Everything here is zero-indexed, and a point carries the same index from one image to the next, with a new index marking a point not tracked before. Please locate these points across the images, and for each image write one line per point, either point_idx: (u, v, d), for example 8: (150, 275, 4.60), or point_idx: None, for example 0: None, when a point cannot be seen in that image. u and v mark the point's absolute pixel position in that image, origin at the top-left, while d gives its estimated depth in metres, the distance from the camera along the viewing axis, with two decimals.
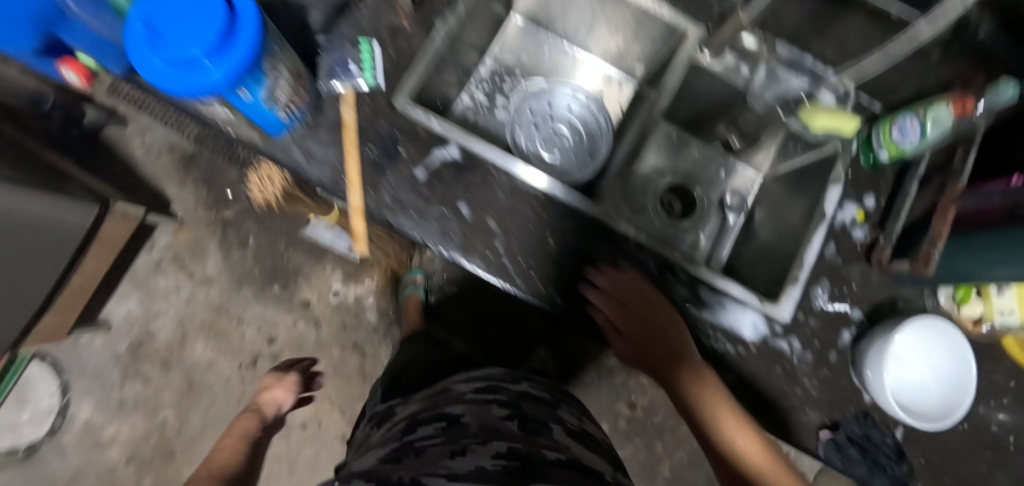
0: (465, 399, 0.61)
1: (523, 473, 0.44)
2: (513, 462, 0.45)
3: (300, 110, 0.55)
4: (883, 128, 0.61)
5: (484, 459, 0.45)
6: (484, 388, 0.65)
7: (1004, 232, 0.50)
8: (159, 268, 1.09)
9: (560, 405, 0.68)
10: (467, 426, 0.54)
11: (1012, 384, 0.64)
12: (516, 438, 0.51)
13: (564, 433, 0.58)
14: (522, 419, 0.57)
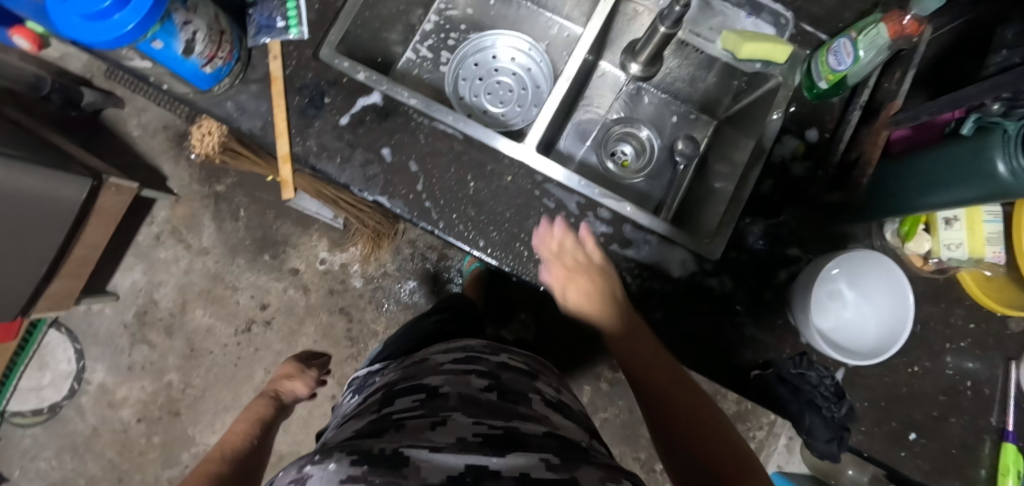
0: (442, 371, 0.52)
1: (499, 444, 0.38)
2: (494, 433, 0.39)
3: (228, 60, 0.58)
4: (822, 56, 0.58)
5: (464, 429, 0.39)
6: (464, 358, 0.55)
7: (939, 152, 0.48)
8: (159, 241, 1.16)
9: (538, 375, 0.58)
10: (448, 398, 0.45)
11: (970, 325, 0.61)
12: (498, 412, 0.43)
13: (542, 402, 0.50)
14: (502, 391, 0.48)
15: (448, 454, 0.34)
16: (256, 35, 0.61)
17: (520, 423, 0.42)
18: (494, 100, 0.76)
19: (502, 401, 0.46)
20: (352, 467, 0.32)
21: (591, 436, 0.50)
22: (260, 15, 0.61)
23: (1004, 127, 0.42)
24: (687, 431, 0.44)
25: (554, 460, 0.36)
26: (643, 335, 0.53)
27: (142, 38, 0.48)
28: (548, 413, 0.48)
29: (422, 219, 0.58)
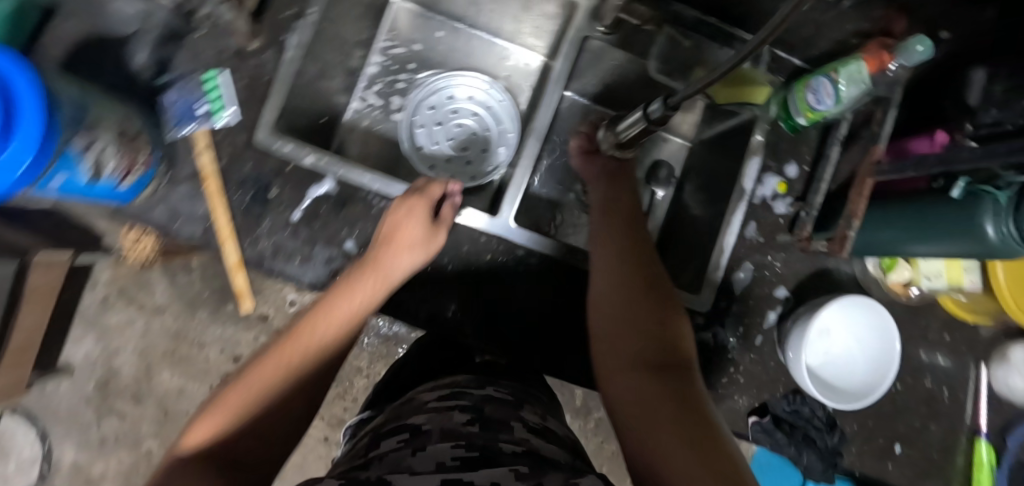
0: (426, 410, 0.44)
1: (474, 465, 0.33)
2: (472, 454, 0.35)
3: (150, 166, 0.50)
4: (799, 91, 0.56)
5: (441, 452, 0.35)
6: (449, 394, 0.46)
7: (923, 202, 0.47)
8: (107, 304, 1.07)
9: (523, 404, 0.48)
10: (428, 435, 0.38)
11: (947, 337, 0.63)
12: (484, 437, 0.37)
13: (525, 429, 0.41)
14: (485, 423, 0.40)
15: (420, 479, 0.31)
16: (177, 125, 0.53)
17: (499, 448, 0.36)
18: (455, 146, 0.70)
19: (482, 432, 0.39)
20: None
21: (578, 462, 0.41)
22: (178, 100, 0.53)
23: (995, 196, 0.42)
24: (654, 357, 0.39)
25: (524, 469, 0.33)
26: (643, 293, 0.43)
27: (41, 177, 0.41)
28: (532, 439, 0.40)
29: (402, 313, 0.56)
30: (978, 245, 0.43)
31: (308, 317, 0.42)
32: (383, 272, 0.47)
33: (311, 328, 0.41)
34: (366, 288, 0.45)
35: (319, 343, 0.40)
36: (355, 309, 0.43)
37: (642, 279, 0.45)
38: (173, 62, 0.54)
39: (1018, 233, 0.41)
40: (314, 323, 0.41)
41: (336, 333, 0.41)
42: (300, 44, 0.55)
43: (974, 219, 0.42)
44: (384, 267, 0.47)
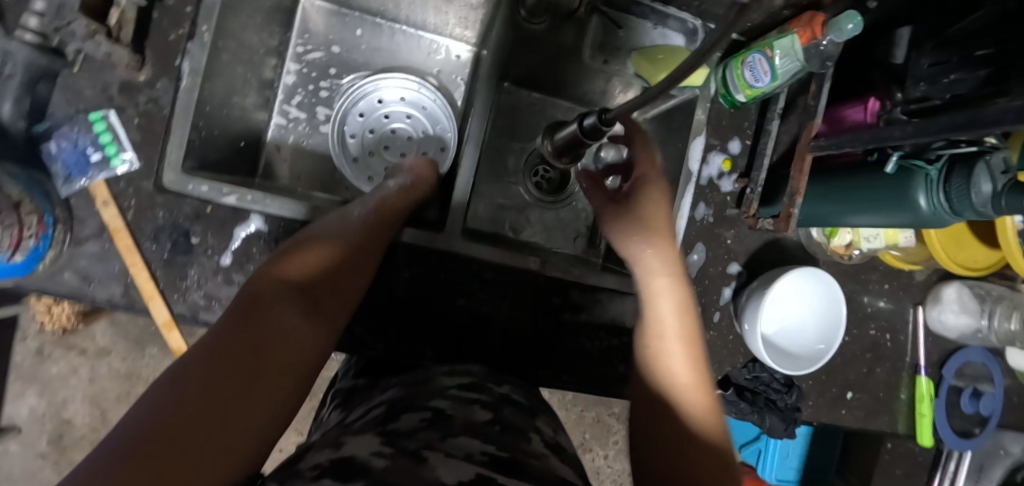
0: (446, 394, 0.44)
1: (506, 467, 0.34)
2: (502, 453, 0.36)
3: (43, 232, 0.44)
4: (736, 67, 0.55)
5: (472, 444, 0.36)
6: (468, 384, 0.47)
7: (862, 173, 0.48)
8: (43, 355, 0.99)
9: (538, 413, 0.47)
10: (451, 423, 0.39)
11: (886, 285, 0.67)
12: (505, 444, 0.38)
13: (544, 443, 0.41)
14: (506, 426, 0.41)
15: (457, 464, 0.33)
16: (68, 177, 0.47)
17: (527, 459, 0.36)
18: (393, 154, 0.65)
19: (503, 433, 0.39)
20: (373, 452, 0.33)
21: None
22: (64, 150, 0.47)
23: (926, 170, 0.43)
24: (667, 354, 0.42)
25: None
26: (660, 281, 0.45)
27: None
28: (552, 454, 0.40)
29: (354, 347, 0.52)
30: (912, 216, 0.45)
31: (308, 244, 0.42)
32: (387, 212, 0.48)
33: (323, 246, 0.42)
34: (363, 240, 0.45)
35: (334, 260, 0.42)
36: (361, 253, 0.44)
37: (687, 332, 0.43)
38: (48, 106, 0.47)
39: (947, 203, 0.42)
40: (307, 245, 0.42)
41: (349, 260, 0.43)
42: (196, 69, 0.49)
43: (910, 192, 0.43)
44: (388, 208, 0.49)
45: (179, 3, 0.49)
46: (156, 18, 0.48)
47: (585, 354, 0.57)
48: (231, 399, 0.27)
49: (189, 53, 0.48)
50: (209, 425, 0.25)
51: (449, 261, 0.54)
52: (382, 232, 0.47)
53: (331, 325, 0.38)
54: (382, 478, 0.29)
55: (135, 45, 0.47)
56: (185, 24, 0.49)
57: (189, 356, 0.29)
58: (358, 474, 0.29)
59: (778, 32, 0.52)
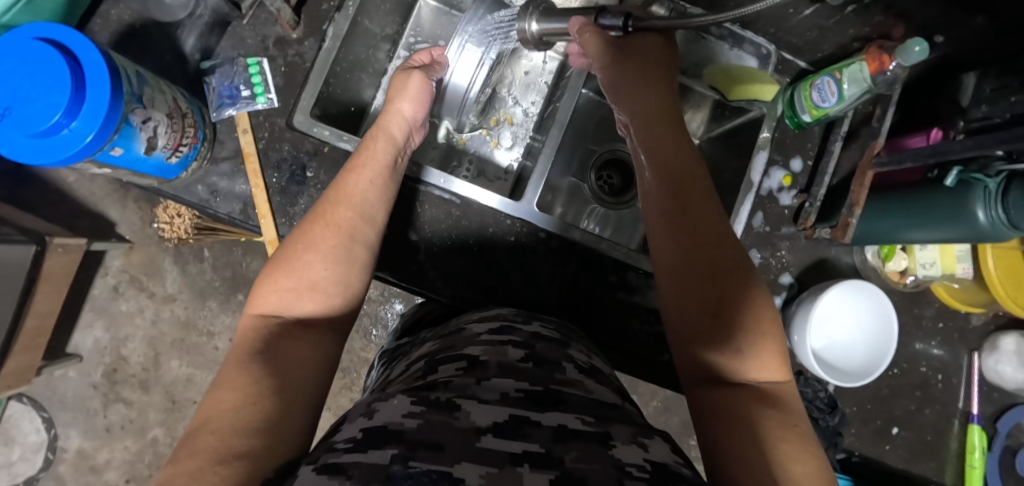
0: (479, 341, 0.47)
1: (539, 402, 0.37)
2: (533, 388, 0.39)
3: (195, 144, 0.52)
4: (804, 90, 0.60)
5: (505, 383, 0.38)
6: (498, 328, 0.50)
7: (920, 192, 0.51)
8: (118, 292, 1.08)
9: (570, 342, 0.52)
10: (485, 368, 0.41)
11: (940, 324, 0.67)
12: (536, 377, 0.41)
13: (577, 370, 0.45)
14: (538, 360, 0.44)
15: (490, 407, 0.35)
16: (220, 107, 0.56)
17: (561, 388, 0.40)
18: (484, 96, 0.66)
19: (537, 370, 0.42)
20: (407, 411, 0.33)
21: (626, 401, 0.44)
22: (222, 85, 0.56)
23: (986, 183, 0.46)
24: (701, 280, 0.40)
25: (589, 417, 0.36)
26: (692, 205, 0.43)
27: (102, 147, 0.43)
28: (583, 380, 0.43)
29: (428, 288, 0.59)
30: (970, 229, 0.48)
31: (273, 271, 0.44)
32: (354, 196, 0.49)
33: (284, 267, 0.43)
34: (326, 236, 0.46)
35: (303, 261, 0.44)
36: (328, 254, 0.45)
37: (706, 216, 0.42)
38: (216, 48, 0.56)
39: (1005, 218, 0.46)
40: (270, 274, 0.43)
41: (323, 267, 0.44)
42: (338, 34, 0.57)
43: (969, 203, 0.47)
44: (355, 197, 0.49)
45: None
46: None
47: (634, 337, 0.60)
48: (275, 416, 0.33)
49: (335, 20, 0.57)
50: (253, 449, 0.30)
51: (483, 233, 0.60)
52: (353, 221, 0.48)
53: (320, 343, 0.41)
54: (416, 437, 0.30)
55: (295, 8, 0.57)
56: None
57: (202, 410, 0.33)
58: (396, 435, 0.30)
59: (846, 61, 0.58)
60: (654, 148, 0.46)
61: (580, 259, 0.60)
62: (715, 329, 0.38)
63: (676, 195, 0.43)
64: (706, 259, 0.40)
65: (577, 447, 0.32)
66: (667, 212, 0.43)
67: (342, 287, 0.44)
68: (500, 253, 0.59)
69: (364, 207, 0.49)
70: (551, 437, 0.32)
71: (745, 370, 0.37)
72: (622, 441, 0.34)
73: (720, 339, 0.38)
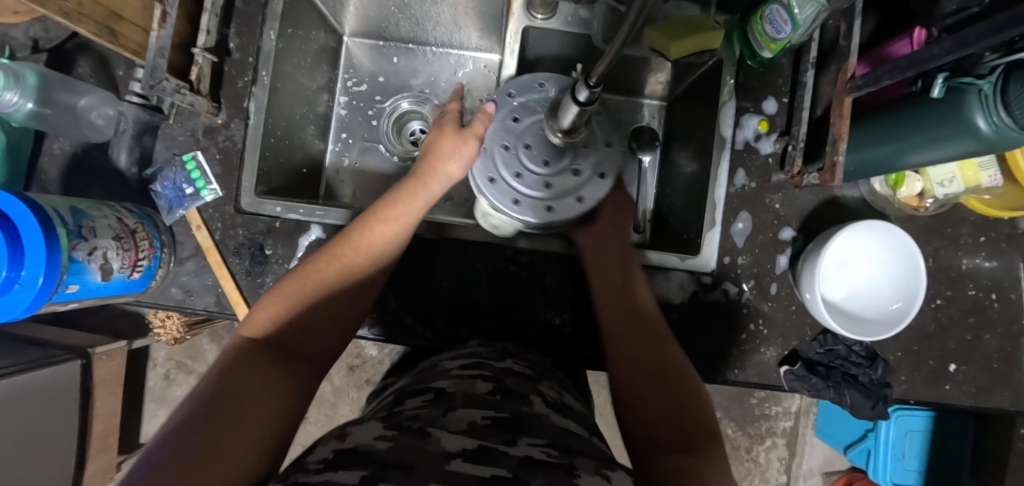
0: (451, 374, 0.46)
1: (507, 429, 0.37)
2: (501, 415, 0.39)
3: (153, 253, 0.53)
4: (758, 24, 0.54)
5: (472, 412, 0.39)
6: (471, 363, 0.49)
7: (905, 107, 0.45)
8: (170, 379, 1.10)
9: (541, 379, 0.50)
10: (452, 398, 0.41)
11: (982, 239, 0.60)
12: (500, 406, 0.41)
13: (544, 404, 0.43)
14: (507, 393, 0.43)
15: (461, 435, 0.35)
16: (170, 209, 0.56)
17: (528, 417, 0.40)
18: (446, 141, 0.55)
19: (503, 403, 0.41)
20: (379, 435, 0.34)
21: (594, 437, 0.43)
22: (165, 188, 0.56)
23: (978, 86, 0.39)
24: (672, 374, 0.46)
25: (554, 450, 0.35)
26: (659, 328, 0.50)
27: (57, 287, 0.46)
28: (550, 414, 0.42)
29: (411, 336, 0.57)
30: (969, 141, 0.41)
31: (284, 283, 0.46)
32: (364, 242, 0.49)
33: (291, 297, 0.45)
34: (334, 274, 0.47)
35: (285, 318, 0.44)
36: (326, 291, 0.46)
37: (648, 329, 0.50)
38: (152, 151, 0.57)
39: (1013, 122, 0.38)
40: (301, 279, 0.46)
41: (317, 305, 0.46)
42: (260, 107, 0.57)
43: (963, 110, 0.40)
44: (367, 244, 0.49)
45: (242, 55, 0.57)
46: (228, 68, 0.57)
47: None
48: (215, 444, 0.32)
49: (254, 95, 0.57)
50: (206, 471, 0.30)
51: (450, 270, 0.58)
52: (348, 256, 0.48)
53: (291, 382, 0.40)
54: (385, 459, 0.30)
55: (212, 95, 0.57)
56: (249, 71, 0.57)
57: (164, 442, 0.31)
58: (367, 457, 0.31)
59: None
60: (634, 294, 0.52)
61: (557, 268, 0.58)
62: (684, 400, 0.44)
63: (649, 321, 0.50)
64: (671, 363, 0.47)
65: (541, 473, 0.31)
66: (639, 336, 0.49)
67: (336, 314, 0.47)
68: (473, 284, 0.58)
69: (382, 257, 0.49)
70: (518, 465, 0.32)
71: (690, 428, 0.42)
72: (586, 471, 0.33)
73: (677, 401, 0.44)
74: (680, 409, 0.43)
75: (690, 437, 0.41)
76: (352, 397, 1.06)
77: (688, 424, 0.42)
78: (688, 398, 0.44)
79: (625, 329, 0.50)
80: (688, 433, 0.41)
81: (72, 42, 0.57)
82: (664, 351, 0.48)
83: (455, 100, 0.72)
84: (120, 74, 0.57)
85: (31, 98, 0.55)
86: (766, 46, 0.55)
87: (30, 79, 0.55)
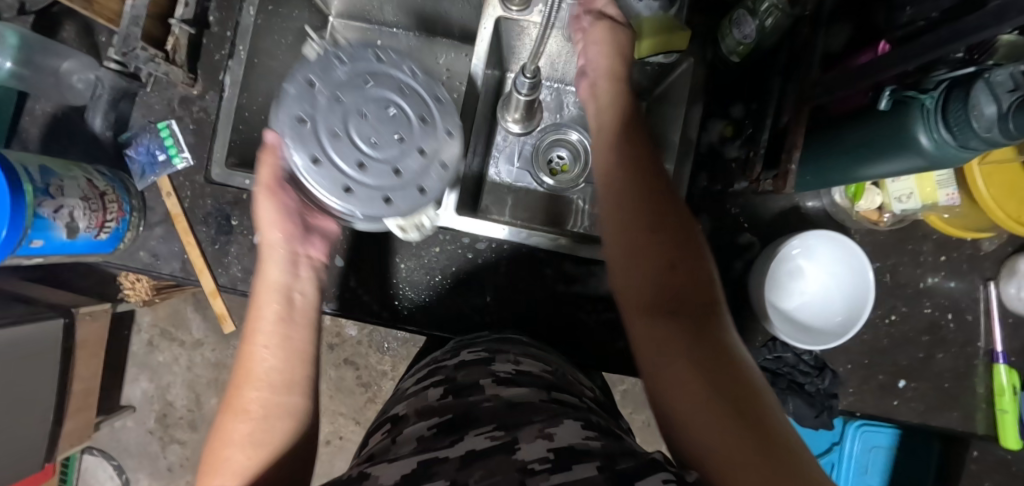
0: (406, 394, 0.42)
1: (452, 431, 0.32)
2: (446, 419, 0.33)
3: (122, 216, 0.55)
4: (727, 29, 0.56)
5: (419, 426, 0.33)
6: (423, 374, 0.45)
7: (853, 123, 0.46)
8: (153, 345, 1.10)
9: (497, 355, 0.44)
10: (405, 418, 0.36)
11: (942, 258, 0.60)
12: (444, 407, 0.35)
13: (494, 383, 0.37)
14: (455, 388, 0.37)
15: (400, 462, 0.29)
16: (143, 175, 0.58)
17: (474, 405, 0.34)
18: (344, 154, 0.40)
19: (453, 402, 0.35)
20: None
21: (553, 392, 0.38)
22: (139, 153, 0.58)
23: (921, 100, 0.40)
24: (690, 303, 0.36)
25: (498, 431, 0.30)
26: (675, 235, 0.40)
27: (21, 241, 0.47)
28: (501, 390, 0.36)
29: (367, 315, 0.58)
30: (911, 155, 0.41)
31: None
32: (250, 375, 0.40)
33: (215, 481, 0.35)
34: (245, 414, 0.38)
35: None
36: (255, 427, 0.37)
37: (664, 242, 0.39)
38: (130, 117, 0.59)
39: (951, 138, 0.39)
40: (216, 452, 0.37)
41: (251, 438, 0.37)
42: (236, 80, 0.58)
43: (906, 126, 0.40)
44: (241, 394, 0.39)
45: (220, 29, 0.59)
46: (207, 42, 0.59)
47: (582, 328, 0.59)
48: None
49: (230, 69, 0.58)
50: None
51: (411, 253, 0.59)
52: (249, 395, 0.39)
53: None
54: None
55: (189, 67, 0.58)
56: (227, 46, 0.59)
57: None
58: None
59: None
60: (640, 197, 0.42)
61: (514, 258, 0.59)
62: (716, 340, 0.34)
63: (662, 230, 0.40)
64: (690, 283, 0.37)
65: (484, 465, 0.27)
66: (654, 246, 0.39)
67: (279, 436, 0.38)
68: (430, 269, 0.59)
69: (279, 374, 0.40)
70: (458, 468, 0.27)
71: (744, 403, 0.30)
72: (526, 441, 0.29)
73: (712, 353, 0.33)
74: (719, 366, 0.32)
75: (747, 411, 0.29)
76: (329, 374, 1.08)
77: (735, 385, 0.31)
78: (722, 350, 0.33)
79: (631, 234, 0.41)
80: (744, 410, 0.29)
81: (58, 6, 0.59)
82: (680, 274, 0.37)
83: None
84: (102, 40, 0.59)
85: (11, 59, 0.57)
86: (733, 52, 0.56)
87: (11, 39, 0.56)
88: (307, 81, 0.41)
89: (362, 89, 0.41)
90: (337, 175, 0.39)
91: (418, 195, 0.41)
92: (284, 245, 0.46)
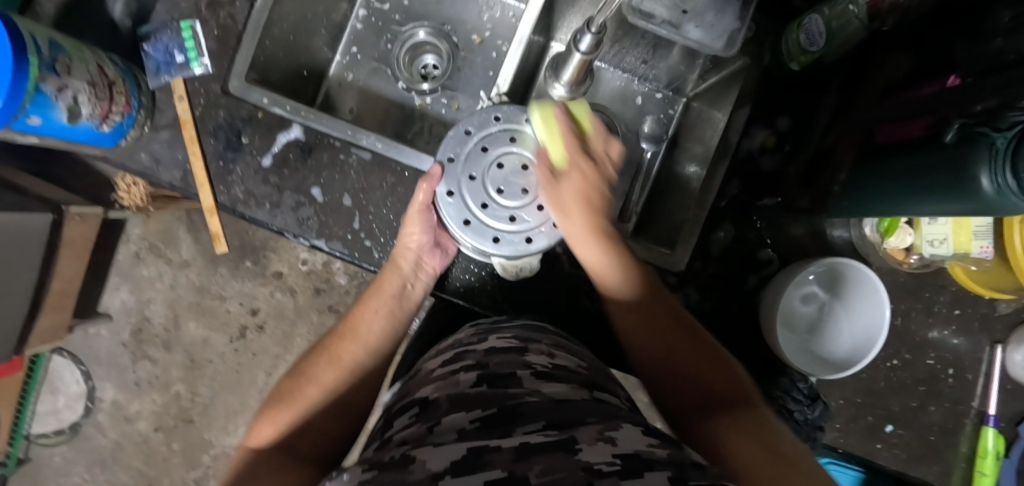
0: (432, 378, 0.39)
1: (495, 422, 0.29)
2: (490, 411, 0.30)
3: (128, 112, 0.52)
4: (793, 32, 0.53)
5: (459, 417, 0.30)
6: (452, 357, 0.42)
7: (916, 150, 0.42)
8: (140, 258, 1.07)
9: (528, 346, 0.42)
10: (438, 405, 0.33)
11: (956, 312, 0.58)
12: (485, 396, 0.32)
13: (535, 377, 0.35)
14: (491, 379, 0.35)
15: (447, 448, 0.26)
16: (156, 73, 0.55)
17: (515, 399, 0.31)
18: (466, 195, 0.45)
19: (490, 393, 0.33)
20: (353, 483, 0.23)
21: (595, 392, 0.35)
22: (156, 51, 0.55)
23: (992, 138, 0.36)
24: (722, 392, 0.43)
25: (551, 429, 0.27)
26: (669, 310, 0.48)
27: (18, 114, 0.44)
28: (540, 387, 0.34)
29: (365, 260, 0.55)
30: (968, 198, 0.38)
31: (276, 404, 0.46)
32: (359, 330, 0.51)
33: (294, 400, 0.46)
34: (332, 367, 0.48)
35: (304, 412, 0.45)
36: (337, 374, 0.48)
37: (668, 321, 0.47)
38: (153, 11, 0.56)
39: (1015, 185, 0.35)
40: (306, 378, 0.48)
41: (331, 380, 0.48)
42: None
43: (971, 163, 0.37)
44: (340, 346, 0.50)
45: None
46: None
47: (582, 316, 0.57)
48: None
49: None
50: None
51: None
52: (347, 349, 0.50)
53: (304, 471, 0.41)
54: None
55: None
56: None
57: None
58: None
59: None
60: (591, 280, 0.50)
61: None
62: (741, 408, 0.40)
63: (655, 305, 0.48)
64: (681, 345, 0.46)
65: (543, 459, 0.23)
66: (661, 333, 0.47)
67: (353, 389, 0.48)
68: None
69: (371, 340, 0.51)
70: (513, 457, 0.24)
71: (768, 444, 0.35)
72: (587, 443, 0.25)
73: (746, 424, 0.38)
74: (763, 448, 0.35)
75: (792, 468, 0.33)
76: (312, 318, 1.06)
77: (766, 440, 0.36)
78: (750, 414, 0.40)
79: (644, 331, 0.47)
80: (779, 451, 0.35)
81: None
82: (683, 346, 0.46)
83: (474, 42, 0.70)
84: None
85: None
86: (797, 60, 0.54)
87: None
88: (466, 129, 0.46)
89: (508, 146, 0.46)
90: (464, 213, 0.45)
91: (524, 245, 0.45)
92: (415, 250, 0.51)
